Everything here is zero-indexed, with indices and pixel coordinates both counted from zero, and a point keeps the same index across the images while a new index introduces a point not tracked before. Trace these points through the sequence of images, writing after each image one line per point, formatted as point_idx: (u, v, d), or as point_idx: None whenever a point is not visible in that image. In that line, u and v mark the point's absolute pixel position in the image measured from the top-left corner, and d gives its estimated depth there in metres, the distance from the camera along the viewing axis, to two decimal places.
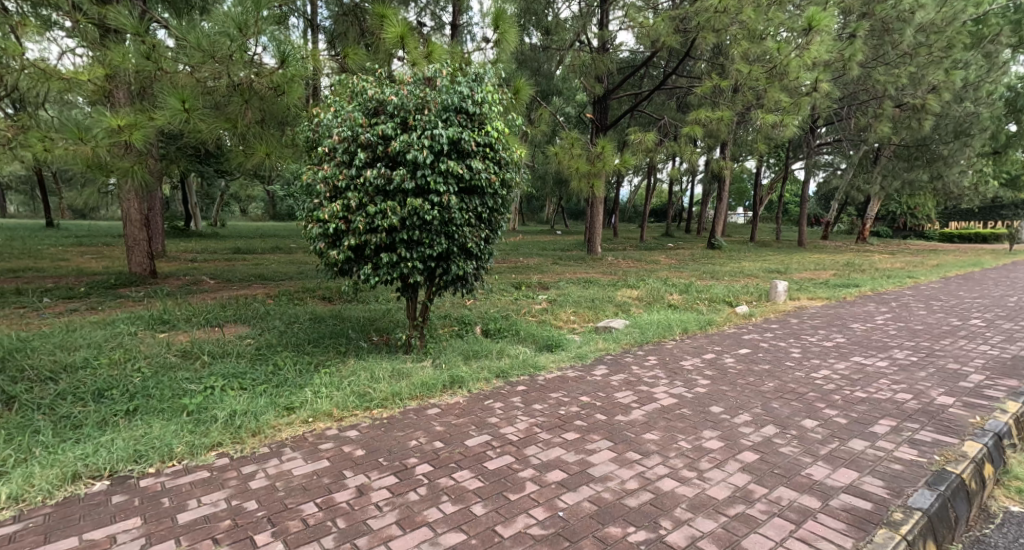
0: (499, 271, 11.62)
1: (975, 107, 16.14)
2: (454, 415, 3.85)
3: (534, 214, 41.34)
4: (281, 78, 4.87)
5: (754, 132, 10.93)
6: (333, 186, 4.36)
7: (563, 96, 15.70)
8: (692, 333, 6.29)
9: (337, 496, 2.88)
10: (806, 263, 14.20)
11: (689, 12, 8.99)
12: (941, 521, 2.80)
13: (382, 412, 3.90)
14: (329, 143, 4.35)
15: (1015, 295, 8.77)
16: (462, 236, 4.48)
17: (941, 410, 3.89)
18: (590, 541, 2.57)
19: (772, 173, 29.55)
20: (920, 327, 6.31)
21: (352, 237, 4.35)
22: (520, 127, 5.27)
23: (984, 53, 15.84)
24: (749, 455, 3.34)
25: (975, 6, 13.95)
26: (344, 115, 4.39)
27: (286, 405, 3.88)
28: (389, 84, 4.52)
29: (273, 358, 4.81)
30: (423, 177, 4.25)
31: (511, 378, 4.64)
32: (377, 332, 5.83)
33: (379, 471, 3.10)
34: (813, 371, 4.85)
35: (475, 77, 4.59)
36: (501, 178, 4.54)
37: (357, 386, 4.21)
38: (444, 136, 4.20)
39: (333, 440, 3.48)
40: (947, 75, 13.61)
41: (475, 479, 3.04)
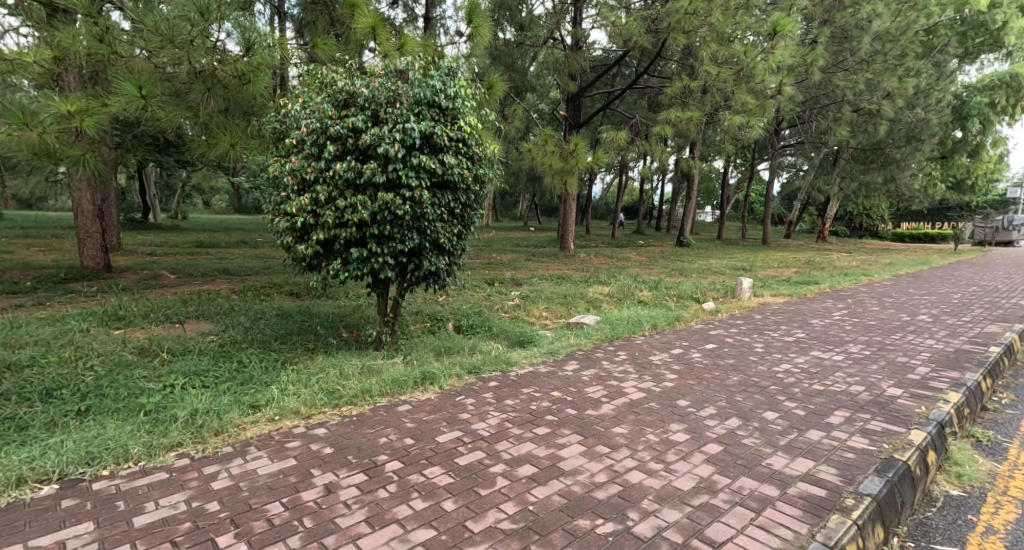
0: (472, 267, 11.68)
1: (925, 114, 16.48)
2: (425, 412, 3.91)
3: (508, 210, 41.67)
4: (246, 66, 4.83)
5: (721, 133, 11.23)
6: (301, 178, 4.38)
7: (537, 92, 15.83)
8: (661, 328, 6.47)
9: (304, 495, 2.92)
10: (769, 261, 14.60)
11: (661, 12, 9.10)
12: (888, 505, 2.96)
13: (352, 409, 3.94)
14: (297, 135, 4.35)
15: (958, 291, 9.25)
16: (434, 231, 4.54)
17: (890, 401, 4.09)
18: (559, 534, 2.66)
19: (739, 174, 30.34)
20: (873, 322, 6.60)
21: (321, 231, 4.36)
22: (493, 122, 5.34)
23: (935, 62, 16.89)
24: (713, 447, 3.49)
25: (925, 18, 14.66)
26: (312, 106, 4.39)
27: (252, 403, 3.89)
28: (359, 75, 4.54)
29: (237, 355, 4.79)
30: (394, 171, 4.27)
31: (483, 374, 4.73)
32: (346, 329, 5.84)
33: (348, 469, 3.15)
34: (775, 365, 5.04)
35: (448, 71, 4.63)
36: (473, 174, 4.61)
37: (325, 383, 4.24)
38: (416, 130, 4.23)
39: (300, 438, 3.51)
40: (901, 82, 14.08)
41: (446, 475, 3.11)
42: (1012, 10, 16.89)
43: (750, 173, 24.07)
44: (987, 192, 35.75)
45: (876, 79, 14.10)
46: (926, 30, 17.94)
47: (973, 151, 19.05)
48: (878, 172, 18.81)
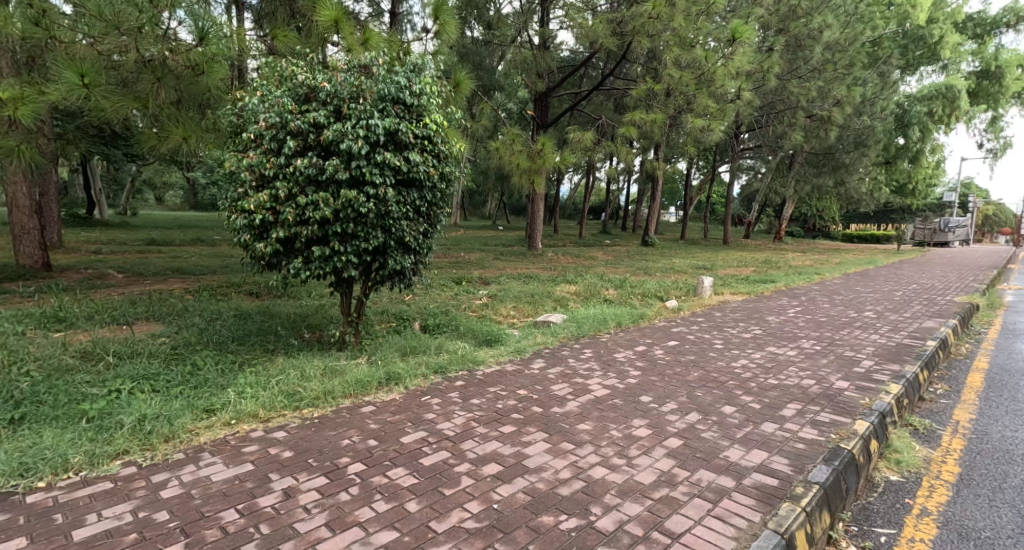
0: (439, 266, 11.72)
1: (871, 121, 17.24)
2: (390, 413, 3.96)
3: (476, 209, 41.76)
4: (200, 56, 4.79)
5: (684, 135, 11.55)
6: (259, 174, 4.36)
7: (505, 91, 15.93)
8: (626, 326, 6.65)
9: (261, 500, 2.92)
10: (729, 260, 15.05)
11: (626, 15, 9.26)
12: (835, 492, 3.13)
13: (313, 411, 3.97)
14: (255, 129, 4.33)
15: (901, 289, 9.76)
16: (399, 229, 4.58)
17: (838, 393, 4.32)
18: (523, 531, 2.74)
19: (701, 176, 31.08)
20: (824, 318, 6.91)
21: (281, 229, 4.36)
22: (459, 120, 5.40)
23: (880, 73, 17.61)
24: (674, 441, 3.63)
25: (871, 30, 15.37)
26: (272, 100, 4.38)
27: (206, 407, 3.88)
28: (321, 70, 4.55)
29: (191, 357, 4.76)
30: (358, 168, 4.30)
31: (449, 373, 4.80)
32: (308, 329, 5.84)
33: (308, 473, 3.18)
34: (733, 360, 5.25)
35: (413, 67, 4.67)
36: (439, 172, 4.68)
37: (285, 385, 4.25)
38: (379, 126, 4.25)
39: (257, 442, 3.52)
40: (850, 91, 14.53)
41: (410, 476, 3.17)
42: (948, 26, 18.48)
43: (711, 174, 24.62)
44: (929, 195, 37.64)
45: (827, 86, 14.69)
46: (873, 41, 18.82)
47: (913, 157, 19.98)
48: (829, 175, 19.50)
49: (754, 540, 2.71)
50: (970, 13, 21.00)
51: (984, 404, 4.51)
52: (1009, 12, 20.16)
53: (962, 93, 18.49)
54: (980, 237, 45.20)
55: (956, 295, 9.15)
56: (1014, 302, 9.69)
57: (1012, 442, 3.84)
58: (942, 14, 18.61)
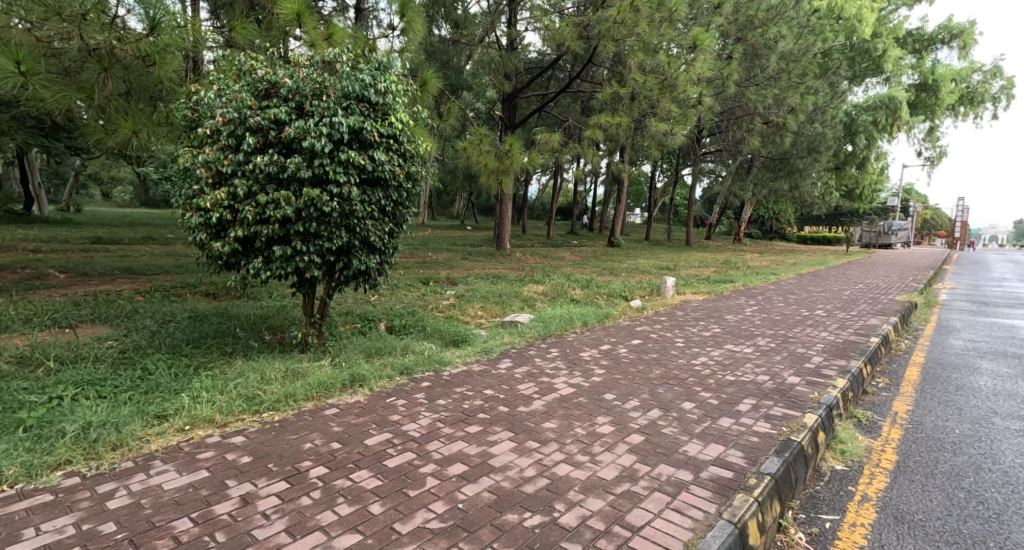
0: (406, 266, 11.73)
1: (822, 129, 17.92)
2: (354, 415, 3.99)
3: (443, 209, 41.72)
4: (150, 46, 4.74)
5: (649, 138, 11.82)
6: (216, 171, 4.32)
7: (472, 91, 15.99)
8: (591, 325, 6.78)
9: (218, 507, 2.92)
10: (691, 261, 15.41)
11: (592, 19, 9.41)
12: (785, 482, 3.29)
13: (273, 415, 3.97)
14: (211, 124, 4.29)
15: (849, 288, 10.20)
16: (364, 229, 4.60)
17: (790, 388, 4.51)
18: (487, 530, 2.81)
19: (664, 178, 31.71)
20: (779, 316, 7.18)
21: (240, 227, 4.33)
22: (425, 119, 5.45)
23: (830, 82, 18.32)
24: (636, 437, 3.75)
25: (822, 42, 15.99)
26: (229, 95, 4.36)
27: (157, 413, 3.83)
28: (282, 65, 4.54)
29: (140, 361, 4.68)
30: (322, 166, 4.31)
31: (415, 374, 4.84)
32: (269, 331, 5.79)
33: (268, 478, 3.18)
34: (693, 357, 5.43)
35: (378, 65, 4.70)
36: (405, 171, 4.72)
37: (244, 388, 4.25)
38: (344, 124, 4.27)
39: (213, 448, 3.50)
40: (802, 100, 15.41)
41: (374, 478, 3.21)
42: (889, 41, 19.49)
43: (674, 176, 25.11)
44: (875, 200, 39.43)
45: (782, 94, 15.23)
46: (822, 53, 19.58)
47: (860, 164, 20.81)
48: (785, 180, 20.16)
49: (709, 530, 2.83)
50: (909, 29, 22.10)
51: (921, 396, 4.78)
52: (944, 29, 21.31)
53: (903, 104, 19.28)
54: (918, 240, 47.60)
55: (897, 294, 9.63)
56: (949, 300, 10.27)
57: (944, 431, 4.09)
58: (885, 29, 19.97)
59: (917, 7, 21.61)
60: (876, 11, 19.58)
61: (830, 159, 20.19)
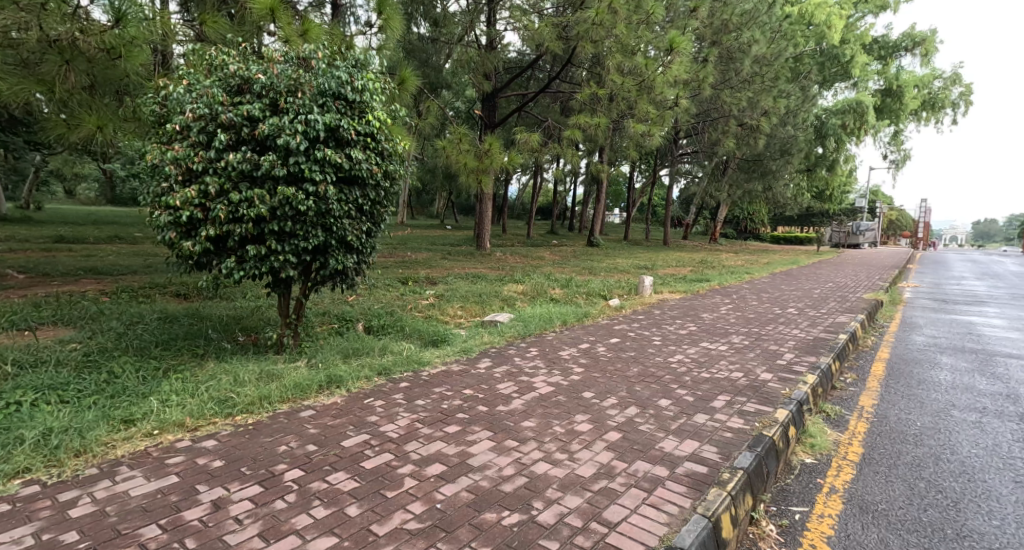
0: (384, 266, 11.71)
1: (794, 131, 18.34)
2: (330, 416, 4.00)
3: (422, 208, 41.58)
4: (116, 38, 4.66)
5: (627, 139, 11.96)
6: (186, 168, 4.27)
7: (452, 89, 16.00)
8: (570, 324, 6.85)
9: (187, 513, 2.89)
10: (669, 260, 15.60)
11: (571, 20, 9.49)
12: (757, 475, 3.37)
13: (246, 418, 3.96)
14: (181, 119, 4.24)
15: (821, 287, 10.45)
16: (341, 228, 4.61)
17: (763, 384, 4.63)
18: (465, 529, 2.83)
19: (642, 179, 32.03)
20: (753, 314, 7.34)
21: (211, 226, 4.29)
22: (403, 118, 5.47)
23: (802, 86, 18.73)
24: (613, 435, 3.82)
25: (793, 47, 16.36)
26: (200, 90, 4.32)
27: (124, 418, 3.77)
28: (255, 60, 4.51)
29: (106, 365, 4.61)
30: (297, 164, 4.31)
31: (394, 375, 4.86)
32: (242, 332, 5.75)
33: (240, 482, 3.16)
34: (669, 355, 5.52)
35: (355, 62, 4.70)
36: (382, 170, 4.73)
37: (216, 391, 4.22)
38: (319, 122, 4.27)
39: (183, 453, 3.46)
40: (775, 103, 15.69)
41: (350, 480, 3.21)
42: (857, 47, 19.98)
43: (652, 177, 25.38)
44: (846, 201, 40.37)
45: (756, 97, 15.54)
46: (794, 58, 19.98)
47: (830, 166, 21.30)
48: (759, 181, 20.55)
49: (684, 524, 2.88)
50: (875, 36, 22.64)
51: (885, 391, 4.93)
52: (908, 37, 21.90)
53: (870, 108, 19.52)
54: (885, 241, 48.93)
55: (864, 292, 9.90)
56: (913, 298, 10.59)
57: (906, 424, 4.24)
58: (852, 35, 20.18)
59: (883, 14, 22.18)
60: (845, 17, 20.09)
61: (802, 161, 20.61)
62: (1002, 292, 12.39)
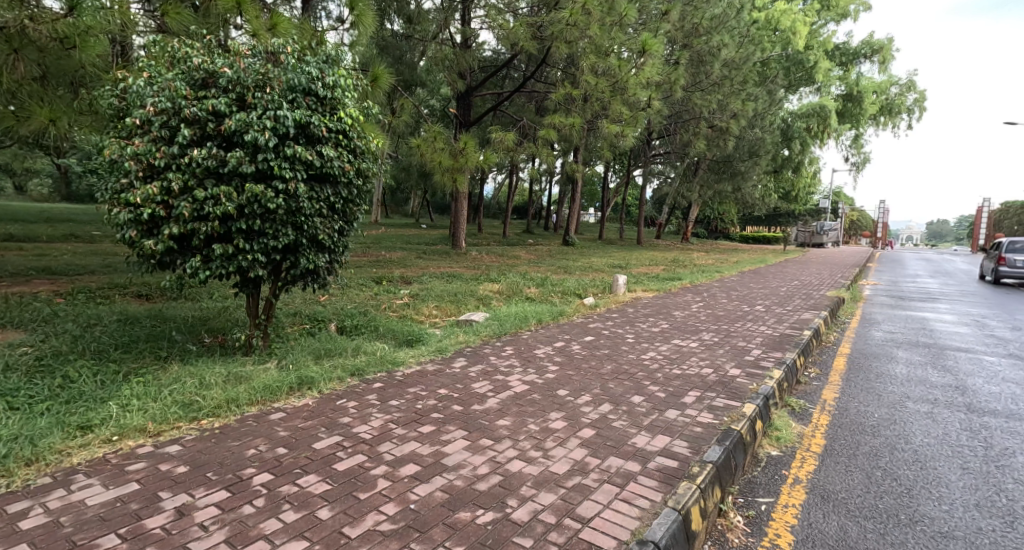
0: (358, 265, 11.64)
1: (762, 133, 18.79)
2: (301, 419, 3.97)
3: (396, 206, 41.36)
4: (70, 27, 4.62)
5: (601, 139, 12.12)
6: (147, 164, 4.19)
7: (426, 88, 15.97)
8: (545, 323, 6.92)
9: (149, 521, 2.80)
10: (643, 260, 15.80)
11: (545, 20, 9.59)
12: (725, 468, 3.47)
13: (212, 422, 3.88)
14: (141, 113, 4.16)
15: (787, 285, 10.73)
16: (312, 227, 4.59)
17: (731, 380, 4.75)
18: (440, 529, 2.83)
19: (616, 179, 32.38)
20: (723, 312, 7.51)
21: (174, 224, 4.23)
22: (377, 115, 5.48)
23: (769, 90, 19.16)
24: (587, 432, 3.89)
25: (759, 52, 16.76)
26: (162, 83, 4.24)
27: (80, 424, 3.65)
28: (220, 54, 4.44)
29: (61, 369, 4.48)
30: (266, 161, 4.28)
31: (367, 375, 4.87)
32: (209, 333, 5.68)
33: (205, 488, 3.09)
34: (642, 353, 5.62)
35: (326, 58, 4.68)
36: (355, 168, 4.72)
37: (180, 394, 4.13)
38: (289, 118, 4.24)
39: (145, 459, 3.37)
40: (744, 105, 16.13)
41: (322, 483, 3.18)
42: (820, 53, 20.54)
43: (625, 178, 25.67)
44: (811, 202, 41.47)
45: (725, 100, 15.87)
46: (762, 62, 20.41)
47: (796, 168, 21.84)
48: (729, 182, 20.95)
49: (655, 518, 2.94)
50: (836, 44, 23.15)
51: (846, 385, 5.11)
52: (867, 44, 22.56)
53: (833, 113, 20.28)
54: (846, 241, 50.44)
55: (827, 290, 10.21)
56: (872, 295, 10.96)
57: (865, 416, 4.40)
58: (816, 42, 20.98)
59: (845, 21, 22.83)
60: (809, 23, 20.65)
61: (769, 163, 21.07)
62: (954, 289, 12.91)
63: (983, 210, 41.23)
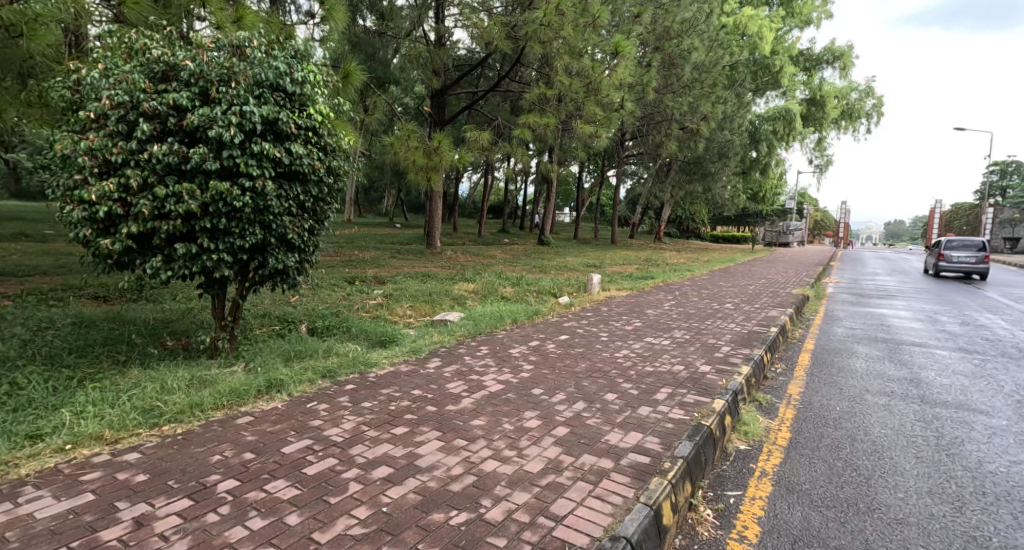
0: (330, 265, 11.54)
1: (731, 135, 19.14)
2: (270, 423, 3.94)
3: (370, 206, 41.05)
4: (17, 15, 4.63)
5: (575, 139, 12.23)
6: (103, 159, 4.08)
7: (400, 86, 15.91)
8: (521, 322, 6.97)
9: (105, 533, 2.74)
10: (617, 259, 15.96)
11: (519, 20, 9.65)
12: (695, 463, 3.56)
13: (174, 428, 3.82)
14: (95, 106, 4.04)
15: (756, 283, 10.98)
16: (281, 226, 4.56)
17: (702, 376, 4.86)
18: (412, 531, 2.84)
19: (591, 180, 32.64)
20: (694, 310, 7.66)
21: (133, 223, 4.14)
22: (348, 112, 5.46)
23: (737, 93, 19.54)
24: (561, 430, 3.95)
25: (727, 56, 17.08)
26: (118, 76, 4.12)
27: (30, 433, 3.54)
28: (182, 46, 4.34)
29: (10, 374, 4.33)
30: (232, 158, 4.22)
31: (339, 377, 4.86)
32: (171, 336, 5.59)
33: (166, 497, 3.03)
34: (616, 351, 5.71)
35: (295, 53, 4.64)
36: (326, 166, 4.70)
37: (140, 399, 4.06)
38: (256, 114, 4.19)
39: (101, 468, 3.29)
40: (714, 108, 16.41)
41: (291, 488, 3.16)
42: (786, 58, 21.04)
43: (599, 178, 25.90)
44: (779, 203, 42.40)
45: (696, 102, 16.14)
46: (730, 66, 20.78)
47: (763, 169, 22.31)
48: (700, 182, 21.29)
49: (627, 514, 3.00)
50: (800, 49, 23.65)
51: (810, 379, 5.27)
52: (828, 51, 23.13)
53: (798, 116, 20.61)
54: (811, 241, 51.73)
55: (793, 288, 10.48)
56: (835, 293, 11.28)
57: (828, 409, 4.55)
58: (781, 47, 21.20)
59: (809, 28, 23.42)
60: (775, 28, 21.10)
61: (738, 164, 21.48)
62: (910, 286, 13.39)
63: (934, 210, 43.01)
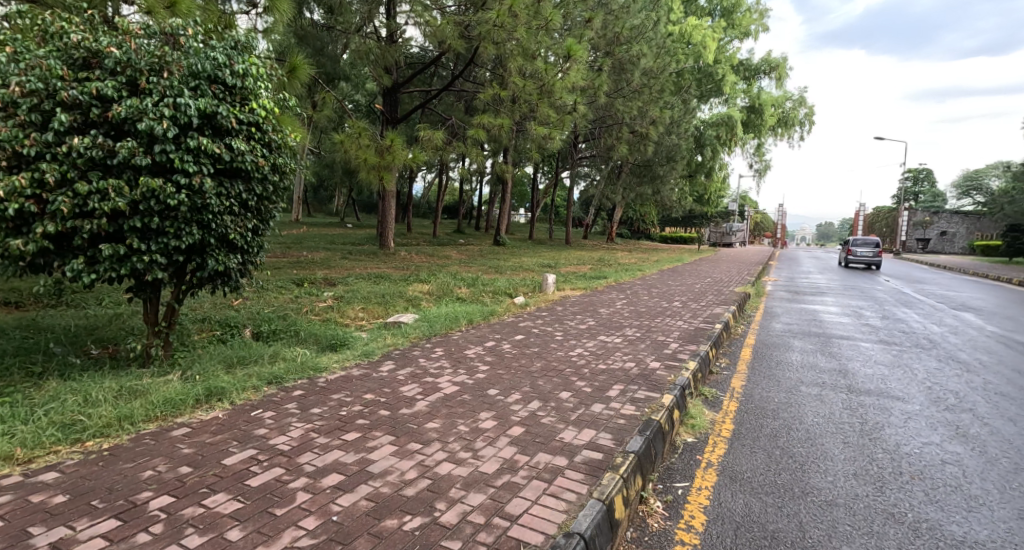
0: (280, 267, 11.31)
1: (678, 140, 19.67)
2: (208, 434, 3.86)
3: (320, 205, 40.21)
4: None
5: (528, 139, 12.37)
6: (12, 151, 3.80)
7: (350, 82, 15.71)
8: (476, 323, 7.01)
9: None
10: (571, 259, 16.17)
11: (472, 20, 9.66)
12: (646, 457, 3.68)
13: (98, 443, 3.69)
14: (2, 93, 3.76)
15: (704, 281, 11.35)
16: (221, 225, 4.47)
17: (652, 373, 5.01)
18: (363, 539, 2.85)
19: (545, 181, 32.96)
20: (645, 308, 7.86)
21: (49, 222, 3.88)
22: (296, 108, 5.40)
23: (683, 99, 20.10)
24: (516, 430, 4.02)
25: (673, 63, 17.55)
26: (30, 61, 3.87)
27: None
28: (106, 31, 4.14)
29: None
30: (164, 153, 4.08)
31: (286, 383, 4.80)
32: (97, 345, 5.39)
33: (90, 518, 2.94)
34: (570, 350, 5.81)
35: (235, 44, 4.53)
36: (270, 163, 4.66)
37: (58, 414, 3.90)
38: (192, 106, 4.09)
39: (15, 490, 3.15)
40: (662, 112, 16.85)
41: (233, 501, 3.12)
42: (727, 67, 21.77)
43: (552, 179, 26.16)
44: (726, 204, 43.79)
45: (645, 107, 16.55)
46: (676, 72, 21.34)
47: (709, 172, 23.03)
48: (649, 185, 21.76)
49: (581, 510, 3.09)
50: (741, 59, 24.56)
51: (751, 372, 5.51)
52: (765, 61, 24.04)
53: (739, 123, 21.32)
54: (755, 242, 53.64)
55: (738, 286, 10.87)
56: (778, 290, 11.76)
57: (766, 400, 4.78)
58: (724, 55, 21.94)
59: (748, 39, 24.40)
60: (718, 37, 21.84)
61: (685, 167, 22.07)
62: (841, 283, 14.15)
63: (861, 214, 45.40)
